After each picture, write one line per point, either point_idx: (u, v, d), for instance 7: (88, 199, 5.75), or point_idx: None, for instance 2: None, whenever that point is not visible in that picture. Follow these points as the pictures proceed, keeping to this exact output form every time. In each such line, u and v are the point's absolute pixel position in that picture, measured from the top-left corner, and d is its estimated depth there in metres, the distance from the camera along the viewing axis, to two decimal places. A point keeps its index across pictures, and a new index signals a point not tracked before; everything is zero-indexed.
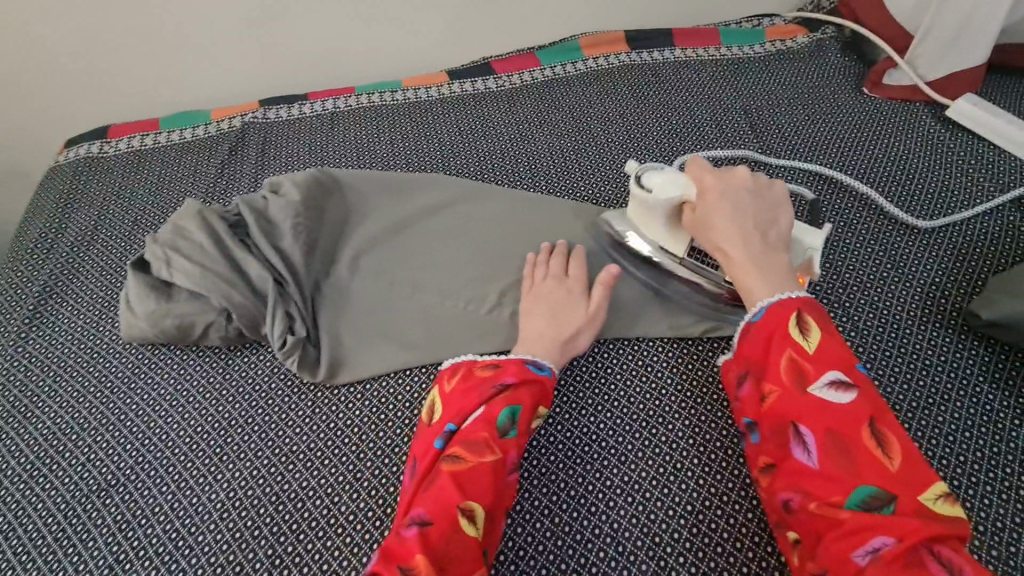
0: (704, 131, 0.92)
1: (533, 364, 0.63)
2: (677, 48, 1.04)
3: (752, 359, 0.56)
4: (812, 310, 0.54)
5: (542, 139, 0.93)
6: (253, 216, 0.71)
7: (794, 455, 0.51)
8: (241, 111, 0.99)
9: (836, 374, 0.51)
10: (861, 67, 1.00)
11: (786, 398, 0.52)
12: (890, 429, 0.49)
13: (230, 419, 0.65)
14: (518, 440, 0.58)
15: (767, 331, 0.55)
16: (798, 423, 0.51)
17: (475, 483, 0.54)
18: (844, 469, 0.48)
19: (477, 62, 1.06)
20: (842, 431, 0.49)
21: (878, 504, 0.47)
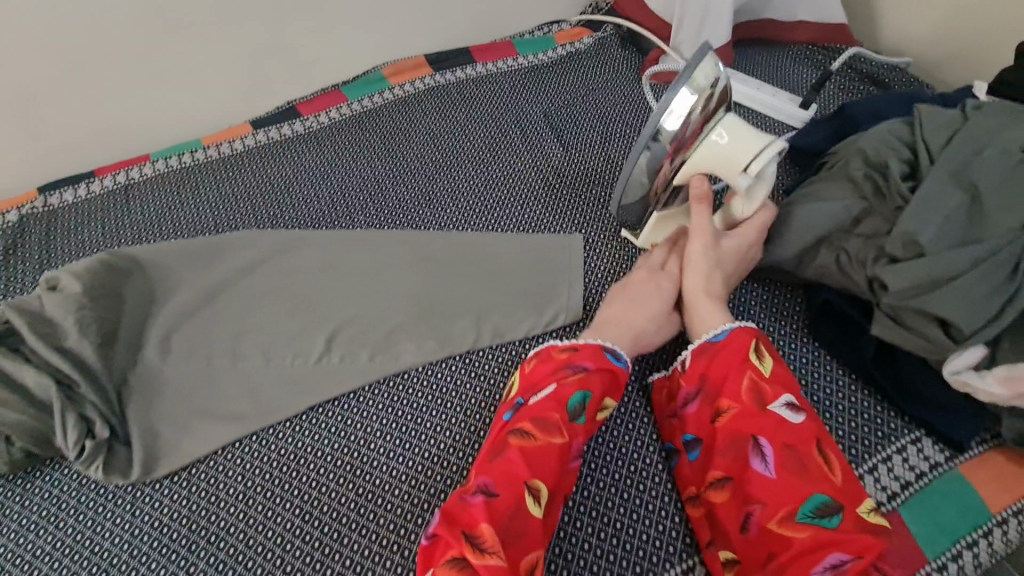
0: (511, 139, 0.97)
1: (611, 352, 0.62)
2: (478, 64, 1.09)
3: (705, 375, 0.61)
4: (764, 343, 0.61)
5: (357, 173, 0.93)
6: (19, 315, 0.64)
7: (754, 467, 0.54)
8: (14, 203, 0.89)
9: (791, 397, 0.56)
10: (640, 58, 1.10)
11: (743, 417, 0.56)
12: (832, 449, 0.54)
13: (32, 550, 0.58)
14: (590, 420, 0.58)
15: (722, 359, 0.60)
16: (760, 438, 0.55)
17: (543, 464, 0.54)
18: (801, 480, 0.52)
19: (283, 108, 1.04)
20: (799, 448, 0.53)
21: (830, 514, 0.50)
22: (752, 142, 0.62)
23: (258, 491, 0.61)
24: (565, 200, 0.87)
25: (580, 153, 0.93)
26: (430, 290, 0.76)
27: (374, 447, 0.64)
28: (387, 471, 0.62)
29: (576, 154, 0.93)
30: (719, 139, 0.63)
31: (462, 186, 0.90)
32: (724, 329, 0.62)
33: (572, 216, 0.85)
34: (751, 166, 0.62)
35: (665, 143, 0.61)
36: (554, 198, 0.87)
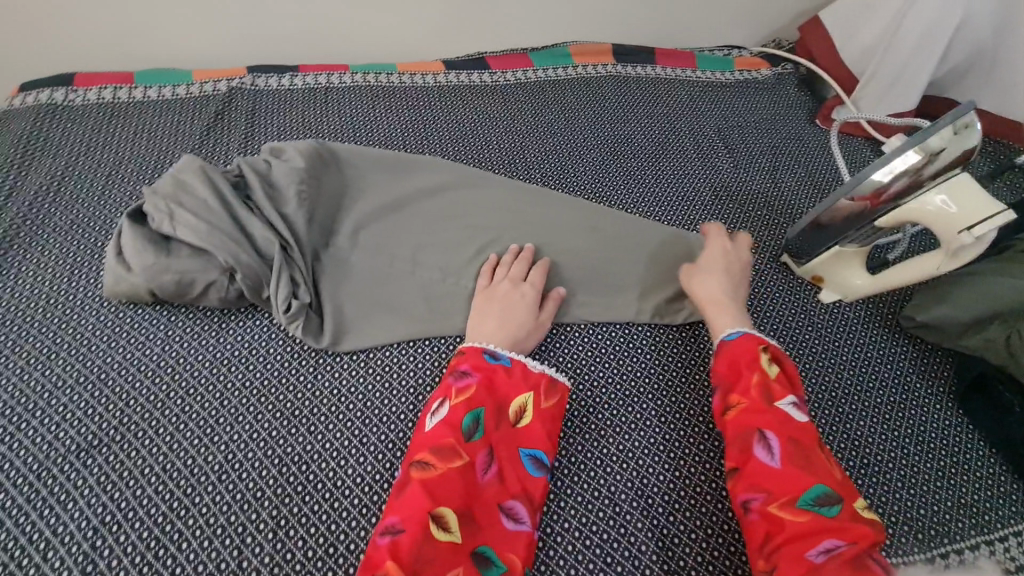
0: (682, 143, 1.00)
1: (491, 355, 0.64)
2: (659, 65, 1.13)
3: (719, 374, 0.64)
4: (773, 348, 0.64)
5: (536, 136, 0.98)
6: (254, 176, 0.71)
7: (757, 457, 0.57)
8: (226, 75, 0.96)
9: (794, 396, 0.60)
10: (813, 102, 1.13)
11: (751, 410, 0.59)
12: (825, 454, 0.57)
13: (226, 382, 0.63)
14: (491, 431, 0.59)
15: (737, 353, 0.63)
16: (764, 430, 0.57)
17: (450, 488, 0.54)
18: (802, 471, 0.54)
19: (473, 56, 1.09)
20: (803, 441, 0.57)
21: (828, 504, 0.52)
22: (978, 207, 0.63)
23: (428, 390, 0.66)
24: (730, 212, 0.90)
25: (748, 173, 0.96)
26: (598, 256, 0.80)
27: None
28: None
29: (744, 173, 0.96)
30: (945, 205, 0.64)
31: (634, 173, 0.94)
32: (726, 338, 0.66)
33: (736, 229, 0.88)
34: (967, 230, 0.63)
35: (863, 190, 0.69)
36: (719, 208, 0.90)
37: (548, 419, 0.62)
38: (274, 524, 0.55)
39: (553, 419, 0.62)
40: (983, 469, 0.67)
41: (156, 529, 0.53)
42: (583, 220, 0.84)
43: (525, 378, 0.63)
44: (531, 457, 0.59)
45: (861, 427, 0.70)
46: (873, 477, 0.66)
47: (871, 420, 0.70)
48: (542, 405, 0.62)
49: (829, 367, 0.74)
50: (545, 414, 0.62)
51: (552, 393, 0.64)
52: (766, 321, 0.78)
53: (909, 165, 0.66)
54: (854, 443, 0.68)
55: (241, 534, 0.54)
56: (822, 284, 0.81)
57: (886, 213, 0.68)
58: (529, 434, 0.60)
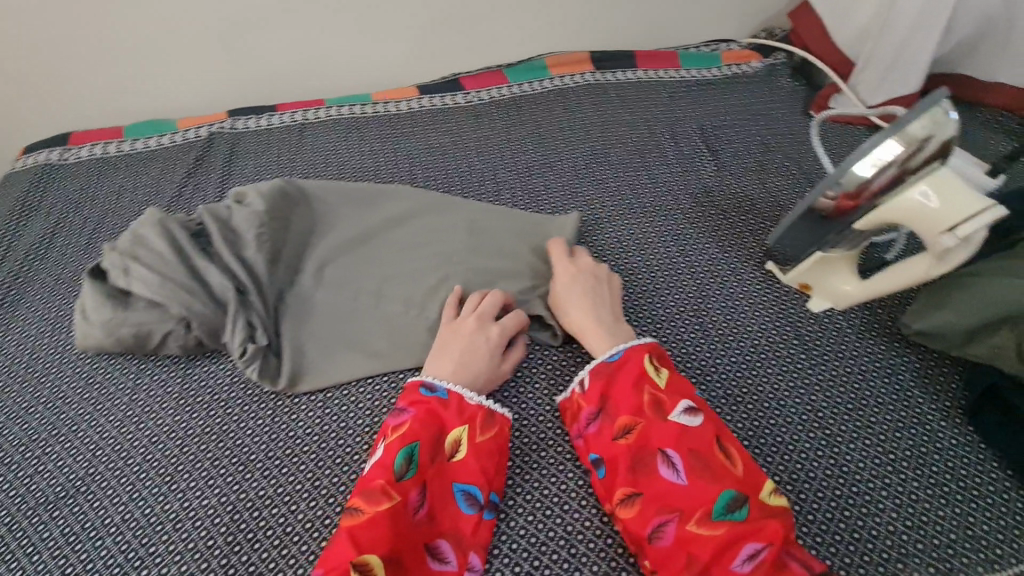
0: (663, 149, 0.96)
1: (427, 386, 0.62)
2: (639, 69, 1.09)
3: (607, 394, 0.62)
4: (659, 355, 0.64)
5: (509, 154, 0.96)
6: (210, 221, 0.72)
7: (663, 477, 0.55)
8: (206, 121, 0.99)
9: (686, 401, 0.59)
10: (809, 91, 1.06)
11: (648, 428, 0.58)
12: (730, 447, 0.57)
13: (187, 428, 0.65)
14: (425, 467, 0.57)
15: (629, 371, 0.62)
16: (666, 448, 0.56)
17: (381, 532, 0.51)
18: (704, 480, 0.54)
19: (447, 79, 1.09)
20: (702, 449, 0.56)
21: (737, 508, 0.52)
22: (967, 202, 0.58)
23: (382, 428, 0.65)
24: (712, 220, 0.85)
25: (733, 176, 0.91)
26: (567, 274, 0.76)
27: None
28: None
29: (729, 176, 0.91)
30: (925, 199, 0.59)
31: (609, 186, 0.91)
32: (619, 349, 0.64)
33: (717, 237, 0.83)
34: (960, 230, 0.57)
35: (845, 184, 0.61)
36: (700, 216, 0.86)
37: (484, 453, 0.60)
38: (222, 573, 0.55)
39: (493, 449, 0.61)
40: (994, 495, 0.60)
41: None
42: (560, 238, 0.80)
43: (462, 411, 0.61)
44: (463, 494, 0.58)
45: (853, 451, 0.63)
46: (867, 507, 0.60)
47: (864, 442, 0.64)
48: (477, 438, 0.60)
49: (817, 385, 0.68)
50: (481, 447, 0.60)
51: (488, 426, 0.62)
52: (747, 335, 0.73)
53: (892, 157, 0.60)
54: (843, 469, 0.62)
55: None
56: (810, 292, 0.75)
57: (863, 215, 0.64)
58: (463, 469, 0.59)
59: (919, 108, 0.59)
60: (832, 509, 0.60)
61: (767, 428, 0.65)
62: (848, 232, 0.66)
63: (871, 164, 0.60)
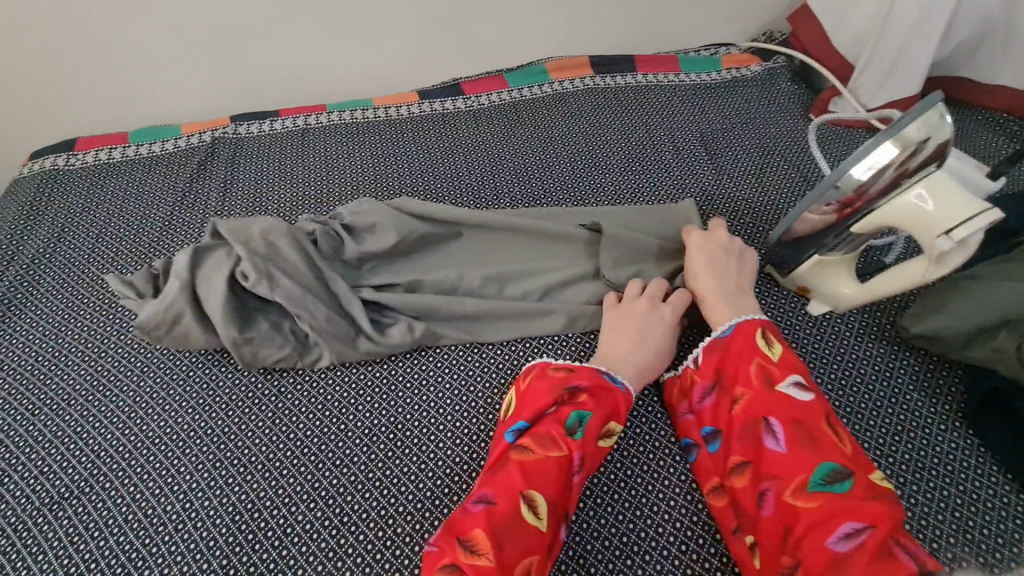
0: (662, 152, 0.96)
1: (592, 367, 0.64)
2: (639, 72, 1.10)
3: (720, 366, 0.64)
4: (771, 330, 0.64)
5: (509, 158, 0.97)
6: (214, 250, 0.72)
7: (767, 446, 0.56)
8: (210, 126, 1.00)
9: (796, 375, 0.59)
10: (809, 94, 1.06)
11: (755, 399, 0.59)
12: (839, 426, 0.56)
13: (189, 431, 0.67)
14: (593, 437, 0.58)
15: (737, 344, 0.63)
16: (770, 418, 0.57)
17: (548, 480, 0.55)
18: (808, 452, 0.54)
19: (448, 83, 1.10)
20: (809, 422, 0.56)
21: (840, 480, 0.52)
22: (961, 206, 0.58)
23: (381, 431, 0.66)
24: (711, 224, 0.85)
25: (732, 179, 0.91)
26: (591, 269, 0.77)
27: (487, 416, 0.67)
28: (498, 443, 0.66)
29: (728, 180, 0.91)
30: (920, 202, 0.59)
31: (608, 190, 0.91)
32: (732, 323, 0.65)
33: None
34: (956, 233, 0.57)
35: (843, 187, 0.62)
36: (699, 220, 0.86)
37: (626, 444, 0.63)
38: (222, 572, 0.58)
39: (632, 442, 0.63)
40: (993, 499, 0.60)
41: None
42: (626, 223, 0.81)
43: (628, 398, 0.63)
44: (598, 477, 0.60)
45: None
46: None
47: (861, 445, 0.64)
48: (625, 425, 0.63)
49: None
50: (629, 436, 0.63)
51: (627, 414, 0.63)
52: None
53: (889, 159, 0.61)
54: None
55: None
56: (809, 295, 0.75)
57: (862, 217, 0.64)
58: (608, 453, 0.61)
59: (915, 109, 0.60)
60: None
61: None
62: (846, 236, 0.66)
63: (868, 168, 0.61)
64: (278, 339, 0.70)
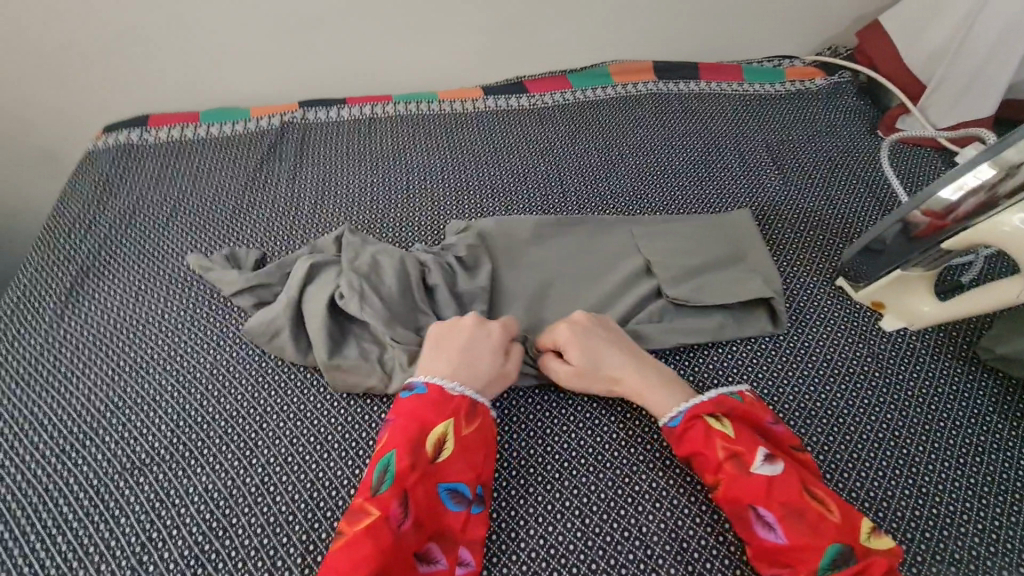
0: (728, 160, 0.96)
1: (404, 390, 0.62)
2: (703, 80, 1.10)
3: (684, 451, 0.61)
4: (723, 402, 0.61)
5: (574, 157, 0.97)
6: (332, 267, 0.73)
7: (762, 536, 0.55)
8: (279, 110, 1.02)
9: (761, 450, 0.58)
10: (876, 111, 1.05)
11: (734, 484, 0.57)
12: (818, 487, 0.56)
13: (266, 406, 0.67)
14: (404, 475, 0.55)
15: (697, 428, 0.60)
16: (757, 505, 0.55)
17: (368, 539, 0.51)
18: (804, 534, 0.53)
19: (512, 81, 1.10)
20: (794, 500, 0.54)
21: (844, 559, 0.52)
22: None
23: None
24: (780, 233, 0.85)
25: (800, 191, 0.91)
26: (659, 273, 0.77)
27: (562, 412, 0.67)
28: (574, 439, 0.65)
29: (796, 191, 0.91)
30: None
31: (674, 195, 0.91)
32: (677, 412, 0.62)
33: (786, 251, 0.83)
34: None
35: (929, 207, 0.64)
36: (768, 229, 0.85)
37: (469, 448, 0.59)
38: (303, 549, 0.57)
39: (476, 445, 0.59)
40: None
41: (196, 547, 0.57)
42: (695, 237, 0.80)
43: (442, 405, 0.60)
44: (448, 493, 0.57)
45: (932, 473, 0.63)
46: (947, 528, 0.59)
47: (941, 464, 0.63)
48: (463, 431, 0.59)
49: (890, 403, 0.68)
50: (466, 444, 0.59)
51: (472, 418, 0.60)
52: (821, 350, 0.72)
53: (984, 182, 0.61)
54: (921, 490, 0.62)
55: (272, 557, 0.56)
56: (884, 310, 0.74)
57: (954, 235, 0.63)
58: (445, 468, 0.57)
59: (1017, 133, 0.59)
60: (911, 528, 0.59)
61: (843, 445, 0.65)
62: (931, 251, 0.66)
63: (958, 190, 0.62)
64: (364, 369, 0.67)
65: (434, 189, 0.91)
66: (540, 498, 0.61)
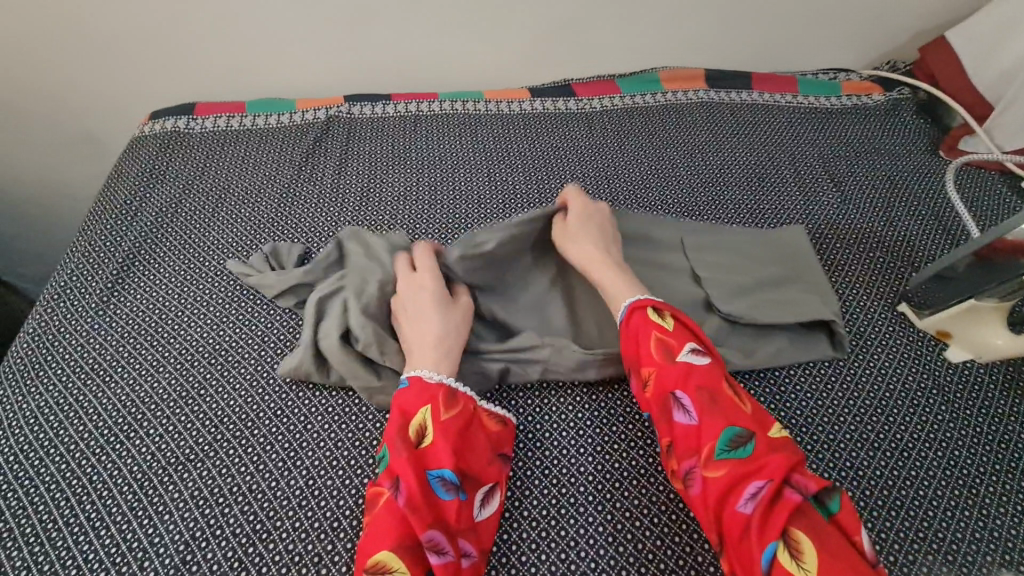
0: (782, 175, 0.93)
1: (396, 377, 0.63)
2: (756, 90, 1.07)
3: (623, 348, 0.64)
4: (665, 305, 0.65)
5: (622, 164, 0.95)
6: (342, 290, 0.70)
7: (678, 422, 0.57)
8: (325, 104, 1.00)
9: (691, 344, 0.60)
10: (936, 130, 1.02)
11: (660, 373, 0.59)
12: (740, 391, 0.58)
13: (310, 406, 0.65)
14: (393, 463, 0.56)
15: (633, 321, 0.63)
16: (677, 392, 0.57)
17: (378, 532, 0.52)
18: (713, 420, 0.55)
19: (560, 84, 1.08)
20: (709, 388, 0.57)
21: (746, 446, 0.53)
22: None
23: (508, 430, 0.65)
24: (839, 254, 0.82)
25: (858, 209, 0.88)
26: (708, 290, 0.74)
27: (613, 430, 0.65)
28: (625, 459, 0.63)
29: (853, 209, 0.88)
30: None
31: (726, 209, 0.88)
32: (627, 310, 0.65)
33: (844, 272, 0.79)
34: None
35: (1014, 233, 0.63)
36: (825, 248, 0.82)
37: (452, 431, 0.58)
38: (348, 558, 0.56)
39: (459, 428, 0.59)
40: None
41: (239, 550, 0.56)
42: (751, 258, 0.77)
43: (422, 393, 0.60)
44: (437, 482, 0.55)
45: (1002, 516, 0.60)
46: None
47: (1014, 507, 0.60)
48: (441, 417, 0.59)
49: (955, 440, 0.65)
50: (449, 426, 0.58)
51: (451, 404, 0.60)
52: (883, 377, 0.69)
53: None
54: (990, 532, 0.59)
55: (317, 564, 0.55)
56: (949, 340, 0.71)
57: None
58: (431, 454, 0.56)
59: None
60: (982, 574, 0.56)
61: (909, 480, 0.62)
62: (1010, 282, 0.64)
63: None
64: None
65: (479, 189, 0.89)
66: (591, 518, 0.59)
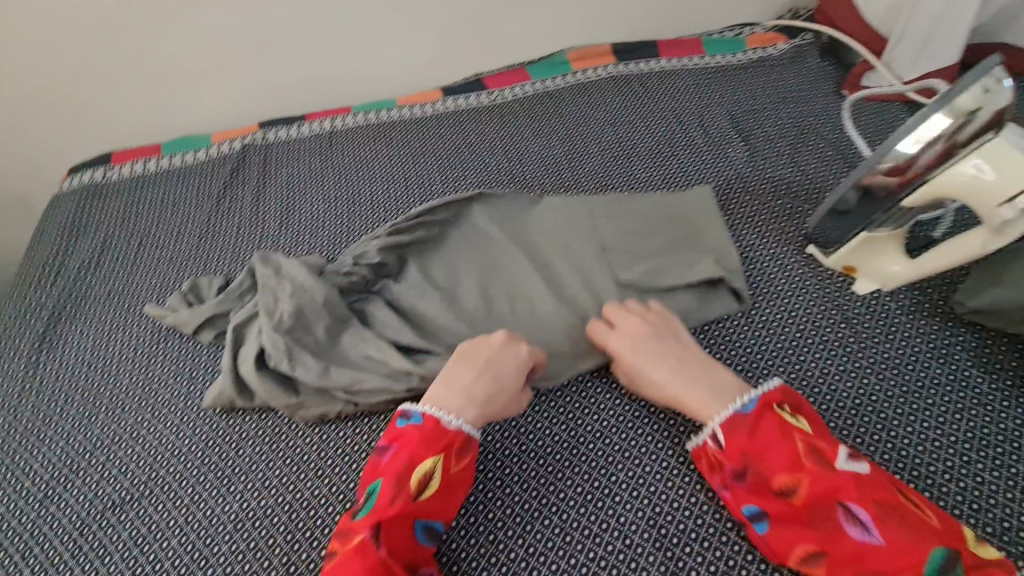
0: (693, 137, 0.95)
1: (404, 414, 0.61)
2: (663, 57, 1.08)
3: (748, 450, 0.55)
4: (793, 398, 0.57)
5: (537, 150, 0.96)
6: (251, 320, 0.70)
7: (849, 535, 0.49)
8: (239, 134, 1.01)
9: (842, 447, 0.53)
10: (841, 70, 1.04)
11: (817, 480, 0.51)
12: (910, 493, 0.51)
13: (241, 432, 0.67)
14: (386, 503, 0.54)
15: (766, 419, 0.56)
16: (849, 502, 0.50)
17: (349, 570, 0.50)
18: (901, 537, 0.47)
19: (471, 79, 1.09)
20: (885, 498, 0.49)
21: (952, 565, 0.46)
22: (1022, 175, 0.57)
23: None
24: (749, 206, 0.83)
25: (767, 160, 0.89)
26: (620, 261, 0.76)
27: (536, 411, 0.67)
28: (550, 436, 0.65)
29: (762, 160, 0.89)
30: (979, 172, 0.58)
31: (639, 178, 0.90)
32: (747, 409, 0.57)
33: (754, 224, 0.81)
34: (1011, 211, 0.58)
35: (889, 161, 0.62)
36: (736, 203, 0.84)
37: (455, 485, 0.57)
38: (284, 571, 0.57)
39: (461, 482, 0.58)
40: None
41: None
42: (659, 226, 0.79)
43: (434, 439, 0.58)
44: (426, 529, 0.55)
45: (911, 434, 0.62)
46: (928, 490, 0.58)
47: (922, 424, 0.62)
48: (453, 469, 0.57)
49: (865, 369, 0.67)
50: (453, 479, 0.57)
51: (462, 454, 0.59)
52: (794, 321, 0.71)
53: (940, 131, 0.59)
54: (902, 453, 0.60)
55: None
56: (856, 274, 0.73)
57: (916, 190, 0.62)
58: (429, 504, 0.55)
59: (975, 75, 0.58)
60: None
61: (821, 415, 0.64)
62: (893, 210, 0.65)
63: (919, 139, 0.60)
64: (327, 397, 0.66)
65: (397, 196, 0.91)
66: (518, 497, 0.61)
